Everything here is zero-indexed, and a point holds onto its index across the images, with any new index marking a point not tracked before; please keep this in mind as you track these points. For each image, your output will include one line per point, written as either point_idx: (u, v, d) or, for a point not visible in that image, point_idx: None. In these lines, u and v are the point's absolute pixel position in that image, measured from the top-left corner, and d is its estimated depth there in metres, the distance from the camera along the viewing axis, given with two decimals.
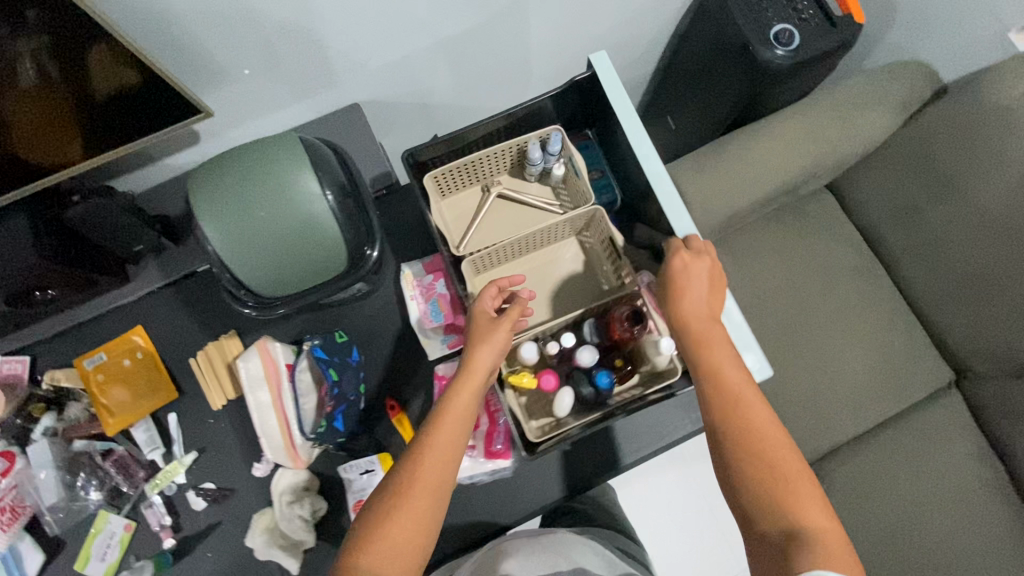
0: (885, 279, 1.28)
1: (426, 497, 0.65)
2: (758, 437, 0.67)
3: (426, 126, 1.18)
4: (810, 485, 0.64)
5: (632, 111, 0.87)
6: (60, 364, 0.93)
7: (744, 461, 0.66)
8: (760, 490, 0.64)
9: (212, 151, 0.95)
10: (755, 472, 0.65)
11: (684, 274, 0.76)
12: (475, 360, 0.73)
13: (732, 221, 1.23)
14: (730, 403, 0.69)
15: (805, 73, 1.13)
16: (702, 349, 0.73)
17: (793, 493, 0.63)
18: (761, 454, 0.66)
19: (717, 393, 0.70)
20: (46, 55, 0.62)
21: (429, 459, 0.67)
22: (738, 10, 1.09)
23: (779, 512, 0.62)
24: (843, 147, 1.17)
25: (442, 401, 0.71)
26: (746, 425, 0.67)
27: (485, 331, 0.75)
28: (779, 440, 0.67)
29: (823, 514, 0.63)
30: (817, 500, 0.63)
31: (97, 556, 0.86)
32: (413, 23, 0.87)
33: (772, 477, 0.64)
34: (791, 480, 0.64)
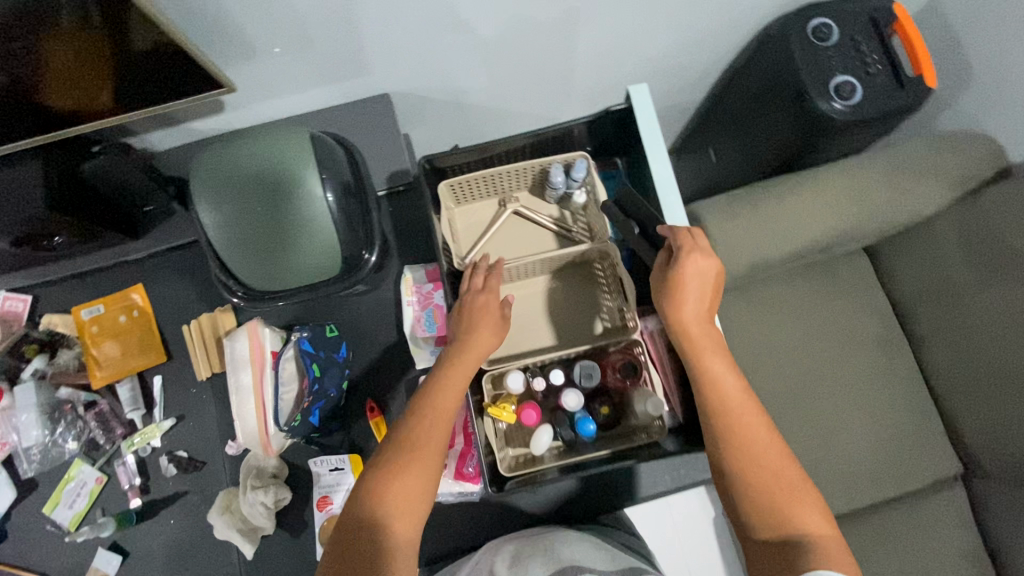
0: (907, 357, 1.21)
1: (427, 467, 0.63)
2: (753, 446, 0.66)
3: (455, 125, 1.14)
4: (808, 488, 0.65)
5: (662, 151, 0.84)
6: (59, 310, 0.95)
7: (745, 470, 0.66)
8: (761, 500, 0.64)
9: (235, 123, 0.94)
10: (758, 481, 0.65)
11: (689, 274, 0.72)
12: (476, 341, 0.73)
13: (755, 272, 1.17)
14: (729, 410, 0.68)
15: (860, 131, 1.06)
16: (703, 353, 0.71)
17: (792, 499, 0.64)
18: (762, 462, 0.65)
19: (716, 400, 0.69)
20: (91, 11, 0.60)
21: (432, 433, 0.65)
22: (800, 54, 1.02)
23: (781, 521, 0.63)
24: (886, 214, 1.11)
25: (438, 376, 0.70)
26: (746, 432, 0.67)
27: (486, 316, 0.75)
28: (777, 445, 0.67)
29: (821, 517, 0.63)
30: (814, 504, 0.64)
31: (66, 504, 0.88)
32: (453, 23, 0.84)
33: (775, 484, 0.65)
34: (791, 486, 0.64)
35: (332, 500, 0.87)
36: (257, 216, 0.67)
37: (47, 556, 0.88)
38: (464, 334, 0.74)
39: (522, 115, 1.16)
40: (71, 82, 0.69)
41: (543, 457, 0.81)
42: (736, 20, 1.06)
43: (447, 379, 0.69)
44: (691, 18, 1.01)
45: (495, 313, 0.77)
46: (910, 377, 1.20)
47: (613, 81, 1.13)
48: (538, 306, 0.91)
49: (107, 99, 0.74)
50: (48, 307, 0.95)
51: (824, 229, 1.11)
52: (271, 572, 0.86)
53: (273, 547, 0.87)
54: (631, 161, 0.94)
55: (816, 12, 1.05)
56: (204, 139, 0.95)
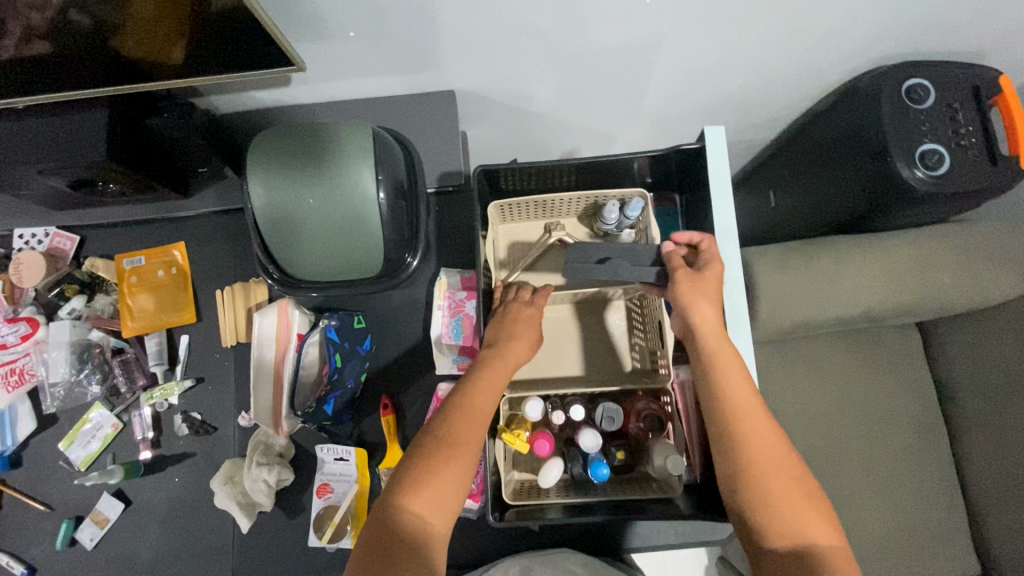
0: (943, 444, 1.15)
1: (460, 471, 0.62)
2: (766, 452, 0.64)
3: (515, 130, 1.11)
4: (820, 497, 0.63)
5: (728, 198, 0.80)
6: (103, 254, 0.97)
7: (765, 480, 0.63)
8: (780, 512, 0.61)
9: (298, 98, 0.94)
10: (779, 491, 0.62)
11: (710, 278, 0.72)
12: (509, 349, 0.72)
13: (797, 330, 1.12)
14: (750, 414, 0.66)
15: (939, 205, 0.99)
16: (723, 356, 0.68)
17: (807, 512, 0.62)
18: (780, 470, 0.63)
19: (736, 405, 0.66)
20: None
21: (461, 430, 0.64)
22: (890, 111, 0.95)
23: (797, 533, 0.61)
24: (949, 293, 1.04)
25: (466, 380, 0.69)
26: (764, 441, 0.64)
27: (518, 328, 0.75)
28: (790, 452, 0.65)
29: (831, 529, 0.62)
30: (823, 514, 0.62)
31: (80, 443, 0.91)
32: (532, 31, 0.81)
33: (793, 494, 0.62)
34: (806, 498, 0.62)
35: (332, 488, 0.87)
36: (312, 212, 0.67)
37: (56, 490, 0.90)
38: (497, 342, 0.74)
39: (584, 129, 1.13)
40: (149, 30, 0.68)
41: (550, 490, 0.79)
42: (826, 67, 1.00)
43: (478, 379, 0.69)
44: (780, 58, 0.96)
45: (528, 323, 0.76)
46: (941, 467, 1.13)
47: (683, 110, 1.09)
48: (569, 332, 0.89)
49: (180, 55, 0.73)
50: (95, 250, 0.98)
51: (879, 298, 1.05)
52: (264, 546, 0.87)
53: (269, 523, 0.87)
54: (691, 201, 0.90)
55: (916, 70, 0.97)
56: (266, 109, 0.95)
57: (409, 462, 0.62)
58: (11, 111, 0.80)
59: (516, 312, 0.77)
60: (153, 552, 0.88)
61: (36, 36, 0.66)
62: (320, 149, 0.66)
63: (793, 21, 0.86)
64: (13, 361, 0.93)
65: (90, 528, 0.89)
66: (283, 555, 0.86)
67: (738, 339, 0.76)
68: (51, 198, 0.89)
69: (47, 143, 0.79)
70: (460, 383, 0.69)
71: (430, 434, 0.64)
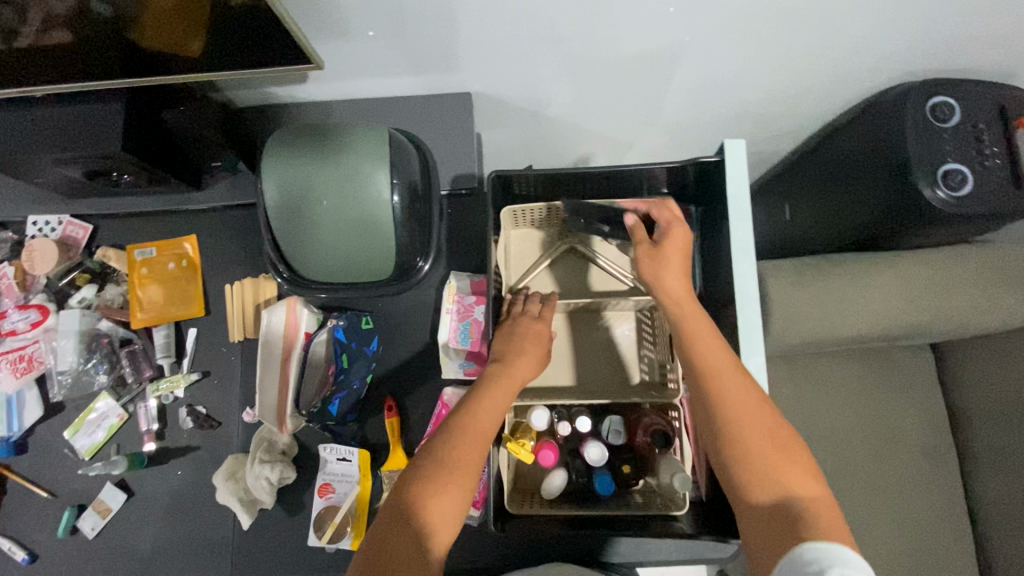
0: (951, 469, 1.12)
1: (463, 490, 0.61)
2: (742, 405, 0.63)
3: (530, 133, 1.10)
4: (799, 448, 0.62)
5: (745, 214, 0.78)
6: (115, 244, 0.98)
7: (739, 431, 0.62)
8: (755, 465, 0.60)
9: (314, 94, 0.93)
10: (754, 444, 0.61)
11: (671, 248, 0.75)
12: (515, 366, 0.72)
13: (808, 347, 1.10)
14: (723, 370, 0.65)
15: (960, 225, 0.97)
16: (688, 319, 0.69)
17: (784, 464, 0.60)
18: (755, 423, 0.62)
19: (707, 363, 0.65)
20: None
21: (467, 450, 0.63)
22: (915, 129, 0.93)
23: (774, 485, 0.59)
24: (964, 315, 1.03)
25: (473, 395, 0.69)
26: (738, 394, 0.64)
27: (526, 344, 0.75)
28: (765, 405, 0.64)
29: (810, 478, 0.60)
30: (803, 465, 0.61)
31: (86, 432, 0.91)
32: (552, 35, 0.80)
33: (770, 448, 0.61)
34: (782, 449, 0.61)
35: (333, 488, 0.87)
36: (325, 214, 0.66)
37: (60, 477, 0.91)
38: (504, 357, 0.74)
39: (599, 135, 1.12)
40: (167, 22, 0.68)
41: (550, 501, 0.79)
42: (848, 81, 0.98)
43: (485, 395, 0.69)
44: (802, 71, 0.94)
45: (536, 339, 0.76)
46: (949, 493, 1.11)
47: (700, 120, 1.08)
48: (578, 342, 0.88)
49: (198, 49, 0.72)
50: (107, 239, 0.98)
51: (893, 318, 1.04)
52: (263, 544, 0.87)
53: (269, 520, 0.87)
54: (707, 213, 0.89)
55: (943, 86, 0.95)
56: (282, 105, 0.94)
57: (413, 478, 0.62)
58: (28, 99, 0.80)
59: (524, 328, 0.77)
60: (153, 544, 0.88)
61: (55, 25, 0.66)
62: (333, 155, 0.66)
63: (818, 34, 0.85)
64: (22, 348, 0.93)
65: (91, 518, 0.89)
66: (281, 554, 0.86)
67: (750, 358, 0.75)
68: (66, 187, 0.90)
69: (62, 133, 0.79)
70: (467, 398, 0.69)
71: (435, 451, 0.63)
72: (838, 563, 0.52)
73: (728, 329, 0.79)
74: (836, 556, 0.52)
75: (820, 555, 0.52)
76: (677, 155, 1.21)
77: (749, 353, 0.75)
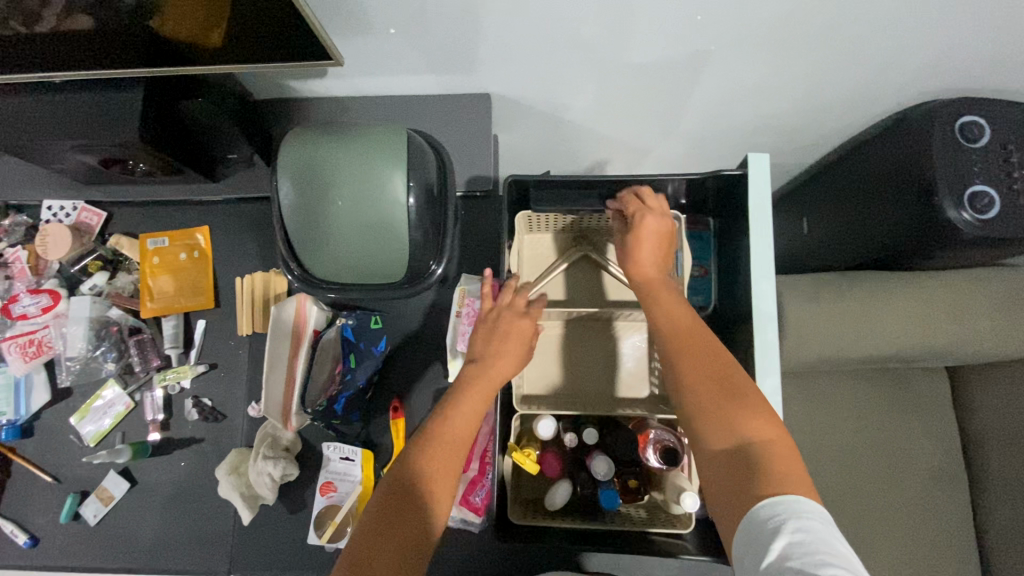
0: (965, 498, 1.09)
1: (435, 498, 0.59)
2: (700, 364, 0.63)
3: (548, 137, 1.09)
4: (758, 397, 0.60)
5: (766, 230, 0.76)
6: (130, 233, 0.98)
7: (694, 386, 0.62)
8: (709, 415, 0.59)
9: (334, 90, 0.93)
10: (709, 398, 0.60)
11: (641, 231, 0.74)
12: (495, 365, 0.69)
13: (821, 365, 1.07)
14: (681, 335, 0.66)
15: (983, 248, 0.94)
16: (655, 295, 0.71)
17: (739, 413, 0.58)
18: (713, 379, 0.61)
19: (671, 331, 0.67)
20: None
21: (441, 456, 0.61)
22: (941, 147, 0.90)
23: (731, 433, 0.57)
24: (981, 338, 1.01)
25: (452, 396, 0.67)
26: (696, 356, 0.63)
27: (507, 338, 0.71)
28: (725, 361, 0.63)
29: (766, 422, 0.57)
30: (760, 411, 0.58)
31: (92, 419, 0.92)
32: (576, 39, 0.79)
33: (725, 399, 0.59)
34: (735, 397, 0.59)
35: (336, 487, 0.86)
36: (340, 215, 0.66)
37: (65, 462, 0.91)
38: (483, 355, 0.70)
39: (617, 141, 1.10)
40: (189, 13, 0.67)
41: (553, 513, 0.78)
42: (875, 96, 0.96)
43: (465, 396, 0.66)
44: (828, 84, 0.92)
45: (521, 335, 0.72)
46: (960, 521, 1.08)
47: (720, 131, 1.06)
48: (588, 350, 0.87)
49: (218, 38, 0.72)
50: (121, 227, 0.99)
51: (909, 339, 1.02)
52: (262, 539, 0.87)
53: (269, 516, 0.87)
54: (725, 226, 0.88)
55: (977, 104, 0.92)
56: (301, 99, 0.94)
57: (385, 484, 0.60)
58: (49, 84, 0.80)
59: (506, 324, 0.72)
60: (153, 534, 0.88)
61: (77, 10, 0.66)
62: (348, 156, 0.65)
63: (847, 47, 0.83)
64: (32, 332, 0.93)
65: (94, 505, 0.89)
66: (280, 551, 0.86)
67: (765, 379, 0.73)
68: (83, 173, 0.90)
69: (80, 119, 0.79)
70: (446, 399, 0.67)
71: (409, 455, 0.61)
72: (794, 514, 0.49)
73: (743, 346, 0.78)
74: (791, 507, 0.49)
75: (776, 511, 0.49)
76: (695, 165, 1.19)
77: (764, 374, 0.74)
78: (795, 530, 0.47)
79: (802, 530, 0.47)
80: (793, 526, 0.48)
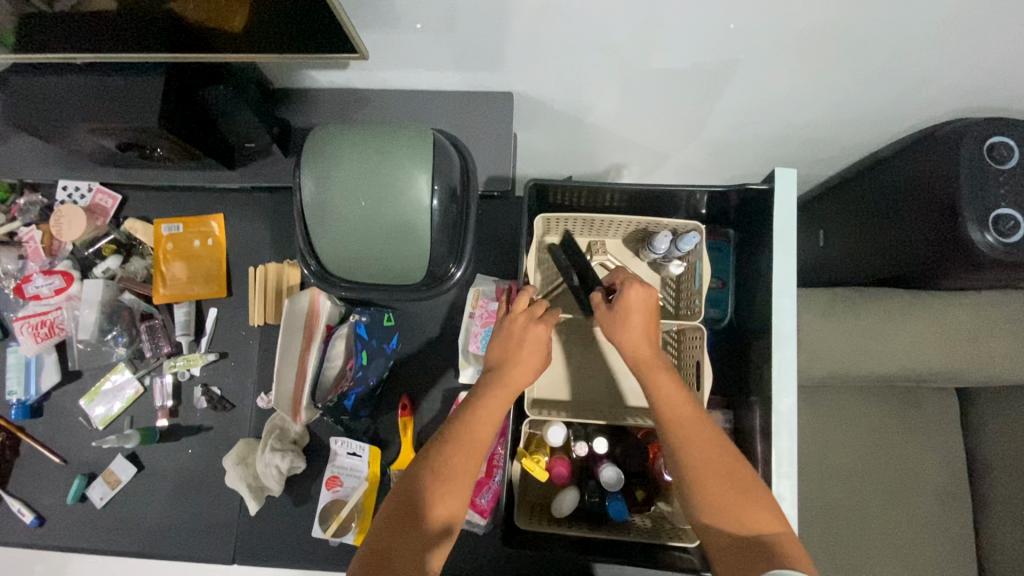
0: (969, 520, 1.07)
1: (444, 510, 0.58)
2: (707, 462, 0.64)
3: (568, 137, 1.07)
4: (760, 486, 0.64)
5: (788, 248, 0.75)
6: (144, 217, 0.98)
7: (702, 483, 0.63)
8: (723, 515, 0.62)
9: (356, 82, 0.92)
10: (719, 497, 0.63)
11: (631, 302, 0.72)
12: (512, 372, 0.68)
13: (831, 380, 1.06)
14: (688, 427, 0.66)
15: (1010, 270, 0.91)
16: (654, 379, 0.69)
17: (750, 508, 0.62)
18: (725, 474, 0.64)
19: (674, 424, 0.66)
20: None
21: (452, 468, 0.60)
22: (969, 168, 0.88)
23: (742, 531, 0.61)
24: (996, 361, 1.00)
25: (466, 403, 0.66)
26: (701, 450, 0.65)
27: (519, 347, 0.70)
28: (728, 456, 0.65)
29: (769, 515, 0.62)
30: (764, 504, 0.62)
31: (103, 402, 0.92)
32: (604, 43, 0.78)
33: (735, 497, 0.63)
34: (742, 495, 0.63)
35: (341, 482, 0.86)
36: (362, 216, 0.65)
37: (73, 444, 0.92)
38: (501, 362, 0.69)
39: (637, 145, 1.08)
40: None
41: (560, 519, 0.79)
42: (906, 112, 0.94)
43: (479, 405, 0.65)
44: (858, 98, 0.90)
45: (538, 340, 0.71)
46: (964, 543, 1.06)
47: (742, 140, 1.05)
48: (601, 356, 0.87)
49: (240, 24, 0.70)
50: (137, 211, 0.99)
51: (923, 359, 1.01)
52: (266, 529, 0.87)
53: (274, 507, 0.88)
54: (745, 238, 0.87)
55: (1011, 124, 0.89)
56: (322, 90, 0.93)
57: (392, 500, 0.60)
58: (70, 65, 0.79)
59: (524, 331, 0.71)
60: (158, 521, 0.89)
61: None
62: (376, 159, 0.65)
63: (881, 62, 0.81)
64: (44, 313, 0.94)
65: (100, 488, 0.89)
66: (284, 543, 0.86)
67: (781, 399, 0.72)
68: (99, 156, 0.89)
69: (98, 102, 0.78)
70: (460, 409, 0.66)
71: (422, 465, 0.61)
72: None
73: (759, 361, 0.77)
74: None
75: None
76: (713, 174, 1.18)
77: (779, 394, 0.73)
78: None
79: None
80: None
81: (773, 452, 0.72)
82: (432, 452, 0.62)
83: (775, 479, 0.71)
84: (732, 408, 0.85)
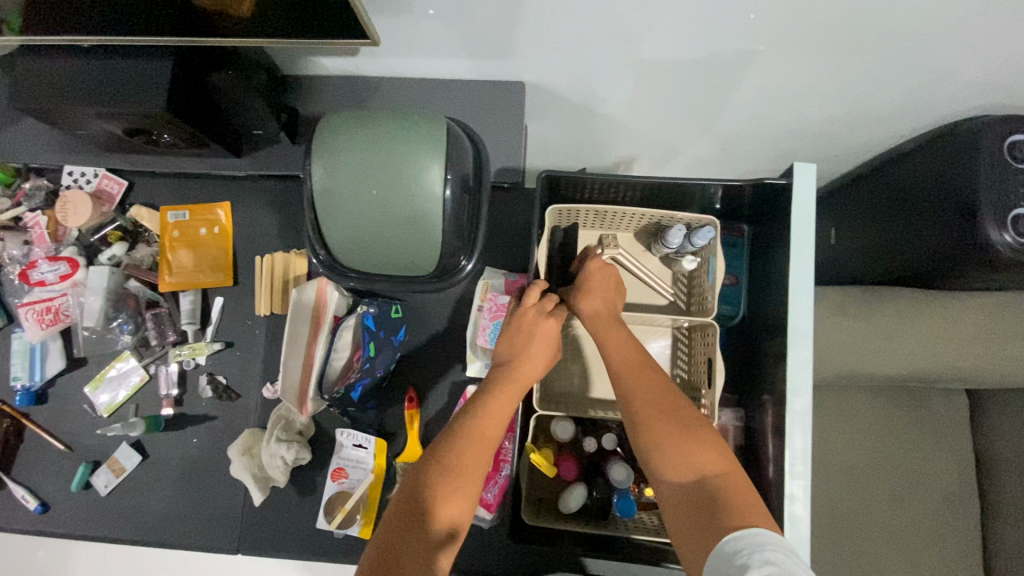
0: (975, 521, 1.06)
1: (449, 510, 0.57)
2: (656, 400, 0.64)
3: (579, 129, 1.06)
4: (711, 430, 0.62)
5: (805, 245, 0.74)
6: (149, 204, 0.98)
7: (648, 418, 0.62)
8: (669, 450, 0.60)
9: (365, 70, 0.91)
10: (664, 430, 0.61)
11: (594, 270, 0.77)
12: (521, 369, 0.68)
13: (841, 379, 1.05)
14: (633, 372, 0.67)
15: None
16: (604, 332, 0.71)
17: (693, 449, 0.59)
18: (668, 414, 0.62)
19: (624, 366, 0.67)
20: None
21: (464, 466, 0.59)
22: (988, 166, 0.86)
23: (689, 469, 0.59)
24: (1010, 362, 0.98)
25: (475, 399, 0.65)
26: (647, 388, 0.65)
27: (524, 341, 0.70)
28: (676, 398, 0.64)
29: (721, 457, 0.59)
30: (716, 447, 0.60)
31: (108, 390, 0.91)
32: (620, 30, 0.75)
33: (681, 432, 0.61)
34: (687, 432, 0.61)
35: (347, 474, 0.86)
36: (373, 206, 0.64)
37: (77, 431, 0.91)
38: (511, 357, 0.69)
39: (648, 138, 1.07)
40: None
41: (567, 515, 0.78)
42: (925, 109, 0.92)
43: (488, 402, 0.64)
44: (877, 93, 0.88)
45: (548, 336, 0.71)
46: (971, 545, 1.05)
47: (755, 135, 1.03)
48: None
49: (248, 8, 0.68)
50: (143, 199, 0.98)
51: (935, 360, 0.99)
52: (271, 519, 0.87)
53: (278, 497, 0.87)
54: (760, 234, 0.85)
55: None
56: (331, 77, 0.92)
57: (394, 499, 0.59)
58: (76, 48, 0.78)
59: (534, 326, 0.71)
60: (162, 509, 0.88)
61: None
62: (387, 149, 0.63)
63: (904, 56, 0.79)
64: (50, 300, 0.93)
65: (105, 475, 0.89)
66: (288, 533, 0.86)
67: (795, 398, 0.71)
68: (105, 141, 0.88)
69: (103, 85, 0.76)
70: (465, 405, 0.65)
71: (423, 463, 0.60)
72: (757, 548, 0.49)
73: (773, 360, 0.76)
74: (753, 541, 0.50)
75: (741, 545, 0.49)
76: (725, 168, 1.16)
77: (794, 393, 0.72)
78: (763, 563, 0.47)
79: (771, 563, 0.47)
80: (760, 559, 0.48)
81: (786, 451, 0.71)
82: (435, 450, 0.61)
83: (787, 479, 0.70)
84: (742, 406, 0.85)
